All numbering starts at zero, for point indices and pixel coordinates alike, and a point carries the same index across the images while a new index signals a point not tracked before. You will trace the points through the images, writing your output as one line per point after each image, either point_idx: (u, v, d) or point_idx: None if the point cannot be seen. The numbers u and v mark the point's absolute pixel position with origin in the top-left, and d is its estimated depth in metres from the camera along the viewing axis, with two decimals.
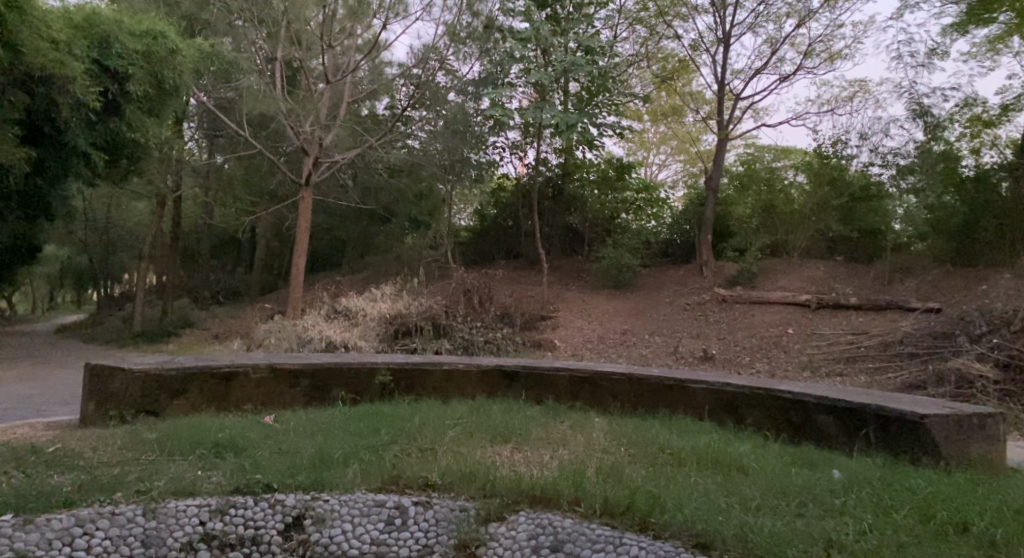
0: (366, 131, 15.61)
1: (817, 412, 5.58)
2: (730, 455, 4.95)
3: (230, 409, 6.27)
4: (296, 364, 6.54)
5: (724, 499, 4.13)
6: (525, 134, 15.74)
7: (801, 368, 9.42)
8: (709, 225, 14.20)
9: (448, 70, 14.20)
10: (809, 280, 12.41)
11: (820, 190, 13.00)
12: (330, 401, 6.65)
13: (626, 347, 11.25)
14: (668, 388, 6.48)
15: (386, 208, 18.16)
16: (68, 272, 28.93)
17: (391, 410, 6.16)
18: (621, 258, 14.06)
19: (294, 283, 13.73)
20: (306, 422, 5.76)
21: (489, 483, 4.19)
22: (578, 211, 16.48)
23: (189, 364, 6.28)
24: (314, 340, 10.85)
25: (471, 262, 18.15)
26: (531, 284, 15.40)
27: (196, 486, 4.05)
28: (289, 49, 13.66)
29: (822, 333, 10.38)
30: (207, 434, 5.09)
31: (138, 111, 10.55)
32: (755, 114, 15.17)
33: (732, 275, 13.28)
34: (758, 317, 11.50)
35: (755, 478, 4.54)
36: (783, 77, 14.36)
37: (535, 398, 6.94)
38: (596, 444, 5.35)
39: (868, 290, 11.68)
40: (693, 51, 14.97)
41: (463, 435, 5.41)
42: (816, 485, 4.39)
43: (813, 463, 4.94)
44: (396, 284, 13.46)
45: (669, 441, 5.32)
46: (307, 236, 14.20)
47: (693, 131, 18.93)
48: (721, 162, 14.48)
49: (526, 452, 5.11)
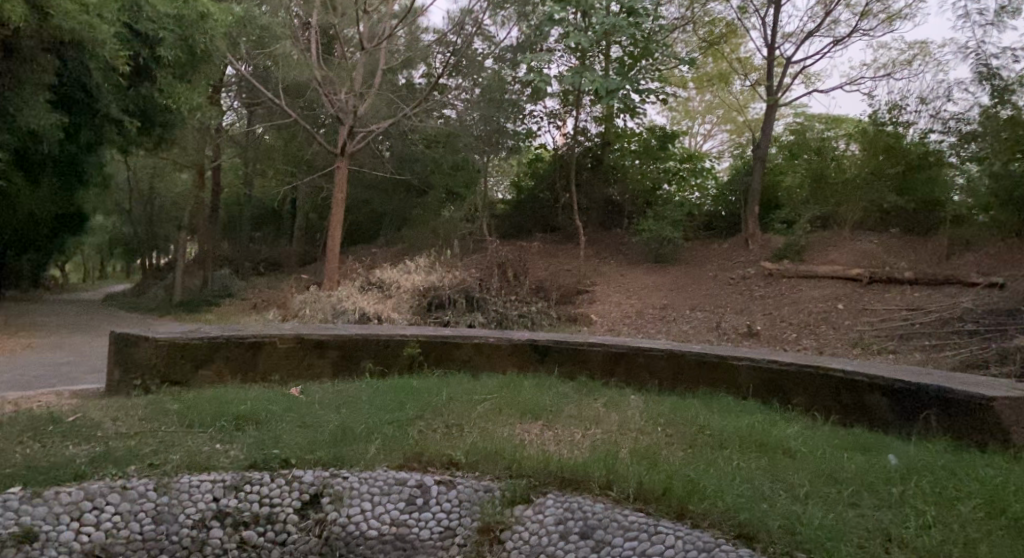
0: (402, 99, 15.36)
1: (871, 393, 5.18)
2: (775, 438, 4.61)
3: (257, 380, 6.16)
4: (323, 335, 6.40)
5: (768, 485, 3.81)
6: (564, 102, 15.26)
7: (851, 346, 8.93)
8: (755, 196, 13.58)
9: (486, 36, 13.84)
10: (862, 254, 11.74)
11: (875, 159, 12.26)
12: (358, 374, 6.50)
13: (666, 322, 10.86)
14: (709, 365, 6.12)
15: (422, 180, 17.95)
16: (117, 245, 29.69)
17: (418, 384, 5.97)
18: (661, 231, 13.59)
19: (329, 255, 13.65)
20: (333, 395, 5.62)
21: (516, 462, 3.95)
22: (617, 182, 15.97)
23: (214, 334, 6.19)
24: (348, 312, 10.77)
25: (508, 235, 17.83)
26: (568, 257, 15.04)
27: (212, 460, 3.93)
28: (324, 15, 13.43)
29: (874, 309, 9.81)
30: (229, 406, 4.98)
31: (170, 76, 10.65)
32: (806, 79, 14.36)
33: (779, 248, 12.69)
34: (807, 292, 10.95)
35: (803, 463, 4.19)
36: (838, 39, 13.51)
37: (569, 373, 6.66)
38: (631, 424, 5.06)
39: (926, 264, 10.98)
40: (741, 14, 14.21)
41: (492, 412, 5.18)
42: (871, 473, 4.03)
43: (866, 446, 4.55)
44: (431, 256, 13.27)
45: (710, 421, 4.99)
46: (342, 207, 14.07)
47: (741, 99, 18.15)
48: (769, 131, 13.81)
49: (556, 431, 4.86)
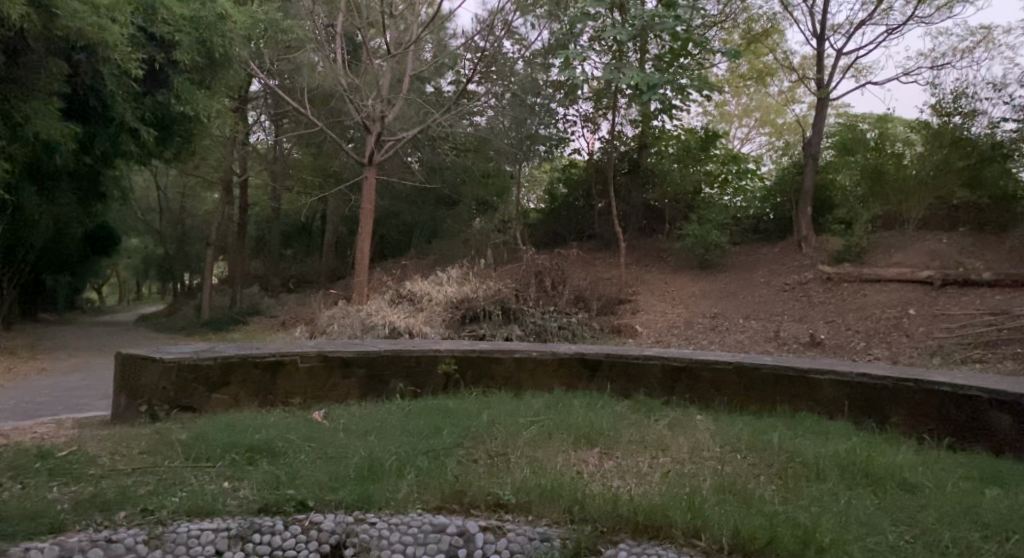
0: (430, 106, 14.81)
1: (989, 410, 4.36)
2: (885, 465, 3.81)
3: (276, 405, 5.58)
4: (349, 353, 5.80)
5: (891, 525, 3.05)
6: (598, 105, 14.57)
7: (931, 355, 8.00)
8: (807, 195, 12.76)
9: (516, 38, 13.21)
10: (930, 253, 10.76)
11: (940, 152, 11.23)
12: (388, 395, 5.87)
13: (718, 332, 10.06)
14: (786, 379, 5.33)
15: (452, 190, 17.42)
16: (152, 267, 29.77)
17: (456, 405, 5.31)
18: (706, 235, 12.78)
19: (357, 268, 13.13)
20: (359, 419, 5.01)
21: (578, 503, 3.25)
22: (655, 187, 15.16)
23: (228, 352, 5.63)
24: (377, 327, 10.19)
25: (541, 244, 17.15)
26: (606, 265, 14.30)
27: (216, 503, 3.35)
28: (349, 21, 12.99)
29: (952, 313, 8.86)
30: (242, 435, 4.42)
31: (186, 82, 10.39)
32: (856, 72, 13.42)
33: (838, 251, 11.75)
34: (872, 297, 10.02)
35: (929, 495, 3.39)
36: (892, 28, 12.52)
37: (622, 391, 5.94)
38: (705, 451, 4.31)
39: (1005, 263, 9.98)
40: (784, 7, 13.41)
41: (541, 437, 4.49)
42: (1017, 506, 3.23)
43: (1000, 475, 3.73)
44: (462, 267, 12.68)
45: (799, 446, 4.21)
46: (371, 218, 13.51)
47: (783, 99, 17.23)
48: (819, 126, 12.95)
49: (618, 459, 4.17)
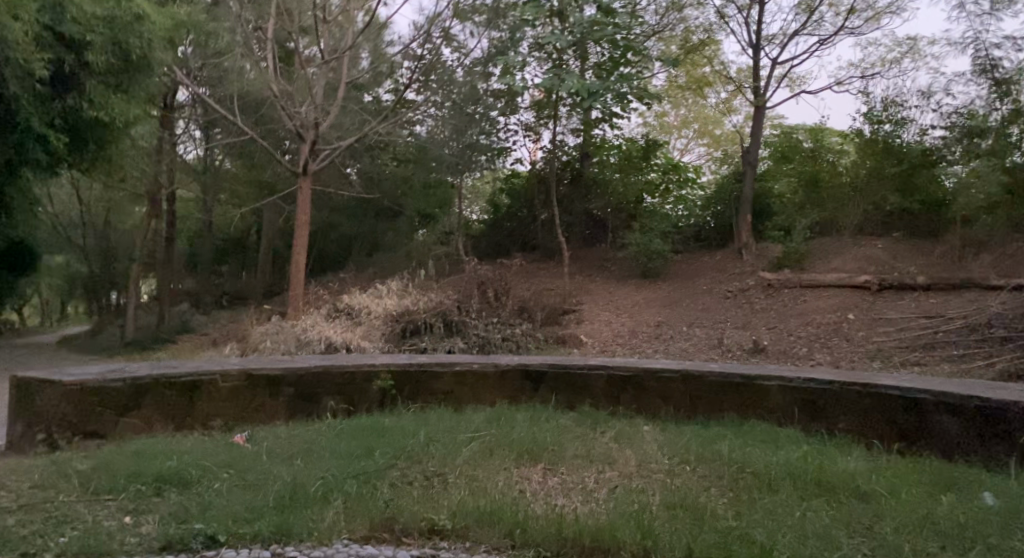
0: (369, 114, 14.43)
1: (936, 413, 4.34)
2: (835, 473, 3.70)
3: (196, 428, 5.15)
4: (276, 370, 5.41)
5: (847, 539, 2.89)
6: (539, 114, 14.50)
7: (869, 359, 8.09)
8: (746, 203, 13.01)
9: (455, 46, 13.02)
10: (866, 259, 11.01)
11: (873, 159, 11.58)
12: (319, 415, 5.50)
13: (662, 341, 10.03)
14: (732, 387, 5.22)
15: (394, 201, 17.03)
16: (77, 286, 28.20)
17: (392, 423, 4.98)
18: (649, 244, 12.84)
19: (293, 282, 12.63)
20: (286, 441, 4.63)
21: (519, 526, 3.00)
22: (598, 197, 15.15)
23: (142, 372, 5.17)
24: (313, 342, 9.76)
25: (485, 255, 16.95)
26: (551, 276, 14.17)
27: (112, 541, 2.95)
28: (281, 26, 12.54)
29: (888, 318, 9.04)
30: (151, 464, 3.98)
31: (101, 85, 9.85)
32: (791, 82, 13.76)
33: (777, 258, 11.94)
34: (811, 303, 10.16)
35: (882, 505, 3.27)
36: (823, 39, 12.89)
37: (568, 403, 5.73)
38: (652, 463, 4.14)
39: (937, 268, 10.26)
40: (719, 19, 13.72)
41: (482, 455, 4.22)
42: (970, 514, 3.11)
43: (950, 481, 3.66)
44: (402, 279, 12.33)
45: (749, 456, 4.07)
46: (306, 230, 13.03)
47: (722, 110, 17.56)
48: (756, 134, 13.23)
49: (562, 475, 3.94)
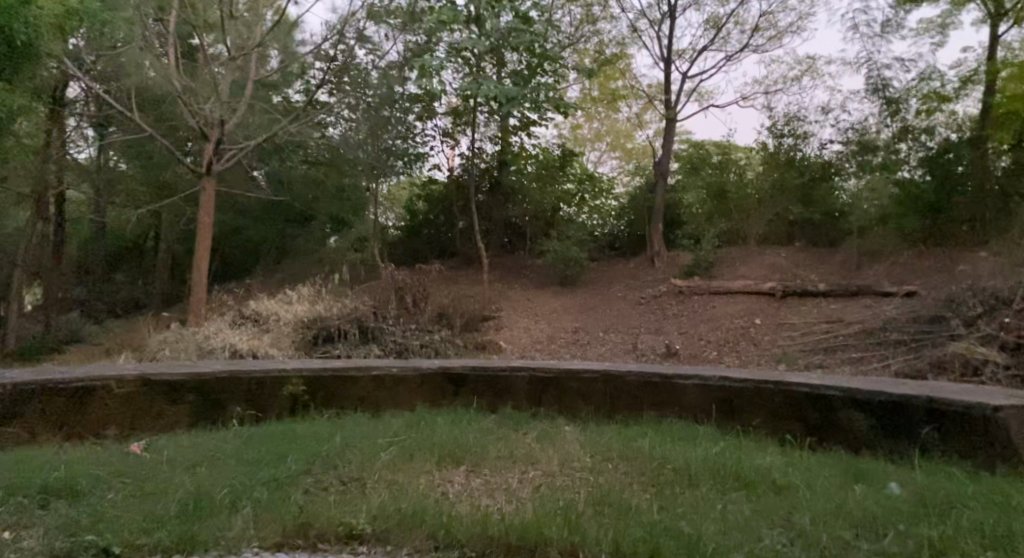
0: (280, 114, 13.88)
1: (843, 409, 4.55)
2: (752, 466, 3.80)
3: (85, 438, 4.71)
4: (177, 375, 5.03)
5: (767, 530, 2.95)
6: (456, 121, 14.39)
7: (774, 361, 8.47)
8: (658, 213, 13.42)
9: (370, 48, 12.73)
10: (770, 267, 11.59)
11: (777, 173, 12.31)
12: (225, 422, 5.16)
13: (579, 346, 10.15)
14: (651, 386, 5.30)
15: (305, 206, 16.44)
16: None
17: (305, 429, 4.73)
18: (566, 251, 13.02)
19: (195, 288, 11.91)
20: (189, 449, 4.29)
21: (445, 527, 2.88)
22: (516, 205, 15.21)
23: (22, 378, 4.69)
24: (216, 350, 9.21)
25: (402, 262, 16.65)
26: (469, 283, 14.09)
27: None
28: (184, 18, 11.89)
29: (791, 323, 9.52)
30: (30, 476, 3.57)
31: None
32: (698, 97, 14.36)
33: (687, 266, 12.37)
34: (720, 309, 10.56)
35: (797, 496, 3.37)
36: (729, 56, 13.55)
37: (489, 406, 5.65)
38: (576, 462, 4.11)
39: (834, 276, 10.91)
40: (631, 34, 14.15)
41: (402, 458, 4.06)
42: (878, 501, 3.26)
43: (856, 472, 3.83)
44: (315, 285, 11.89)
45: (670, 452, 4.13)
46: (210, 233, 12.34)
47: (633, 123, 18.10)
48: (667, 146, 13.71)
49: (485, 477, 3.85)
